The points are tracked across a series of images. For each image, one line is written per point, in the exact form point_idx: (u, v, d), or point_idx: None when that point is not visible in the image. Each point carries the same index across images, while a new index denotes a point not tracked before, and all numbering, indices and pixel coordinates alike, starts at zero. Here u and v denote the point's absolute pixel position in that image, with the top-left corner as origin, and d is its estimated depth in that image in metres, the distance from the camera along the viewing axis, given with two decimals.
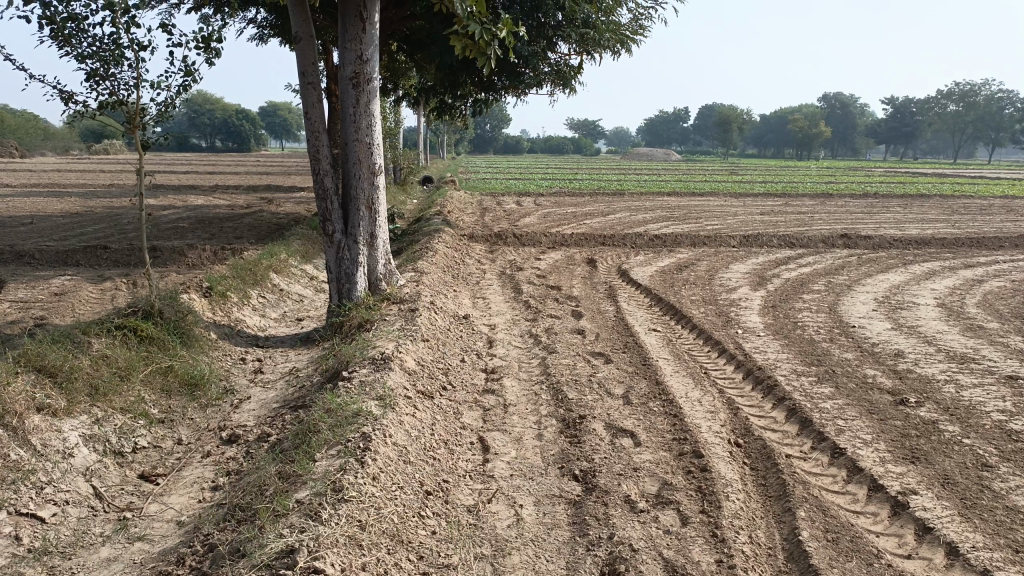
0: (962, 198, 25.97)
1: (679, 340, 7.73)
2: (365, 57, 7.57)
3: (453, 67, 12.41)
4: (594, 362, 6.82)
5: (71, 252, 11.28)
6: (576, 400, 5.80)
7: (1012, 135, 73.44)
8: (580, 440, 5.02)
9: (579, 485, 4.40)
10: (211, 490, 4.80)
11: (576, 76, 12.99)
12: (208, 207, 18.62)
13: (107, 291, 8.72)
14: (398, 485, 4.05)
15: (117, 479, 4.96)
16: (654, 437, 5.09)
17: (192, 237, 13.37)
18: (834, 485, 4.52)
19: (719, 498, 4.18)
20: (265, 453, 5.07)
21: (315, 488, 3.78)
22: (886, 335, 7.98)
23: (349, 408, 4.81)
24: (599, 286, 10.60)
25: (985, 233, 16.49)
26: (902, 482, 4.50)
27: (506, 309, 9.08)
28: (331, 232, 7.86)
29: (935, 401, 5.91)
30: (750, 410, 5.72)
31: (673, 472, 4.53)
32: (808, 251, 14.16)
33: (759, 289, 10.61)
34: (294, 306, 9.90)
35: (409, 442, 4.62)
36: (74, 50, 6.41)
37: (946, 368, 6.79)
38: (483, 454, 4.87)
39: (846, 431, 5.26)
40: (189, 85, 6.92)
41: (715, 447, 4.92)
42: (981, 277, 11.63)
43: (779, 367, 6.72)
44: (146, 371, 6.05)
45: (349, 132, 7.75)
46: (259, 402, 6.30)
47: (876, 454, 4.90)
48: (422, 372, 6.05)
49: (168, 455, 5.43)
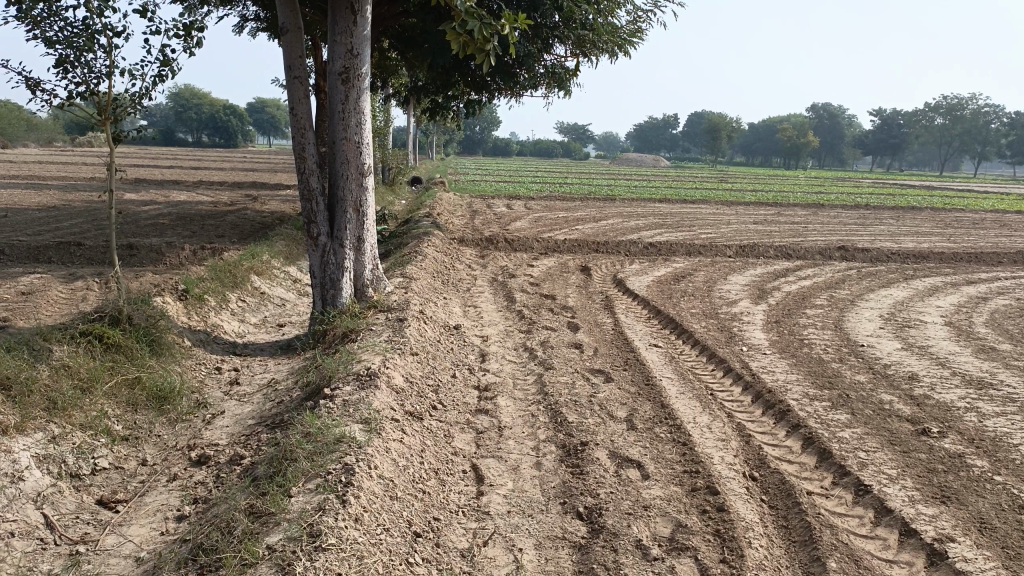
0: (954, 211, 25.71)
1: (681, 356, 7.35)
2: (355, 51, 7.12)
3: (447, 67, 12.00)
4: (594, 381, 6.40)
5: (43, 247, 10.76)
6: (577, 424, 5.38)
7: (998, 150, 73.59)
8: (583, 471, 4.60)
9: (584, 525, 3.98)
10: (176, 520, 4.35)
11: (571, 79, 12.58)
12: (190, 203, 18.08)
13: (77, 292, 8.23)
14: (384, 527, 3.62)
15: (72, 506, 4.49)
16: (663, 468, 4.68)
17: (172, 235, 12.88)
18: (862, 528, 4.13)
19: (740, 546, 3.78)
20: (237, 478, 4.62)
21: (289, 533, 3.35)
22: (897, 356, 7.60)
23: (331, 433, 4.36)
24: (595, 296, 10.18)
25: (981, 248, 16.21)
26: (936, 527, 4.10)
27: (499, 319, 8.67)
28: (316, 235, 7.40)
29: (959, 431, 5.53)
30: (763, 438, 5.33)
31: (687, 512, 4.13)
32: (806, 263, 13.85)
33: (760, 302, 10.23)
34: (275, 311, 9.43)
35: (397, 473, 4.19)
36: (44, 35, 5.94)
37: (964, 394, 6.42)
38: (477, 486, 4.44)
39: (869, 465, 4.87)
40: (166, 76, 6.50)
41: (730, 482, 4.52)
42: (985, 294, 11.32)
43: (790, 390, 6.32)
44: (111, 383, 5.58)
45: (337, 131, 7.31)
46: (233, 418, 5.84)
47: (904, 493, 4.50)
48: (410, 390, 5.61)
49: (131, 478, 4.97)
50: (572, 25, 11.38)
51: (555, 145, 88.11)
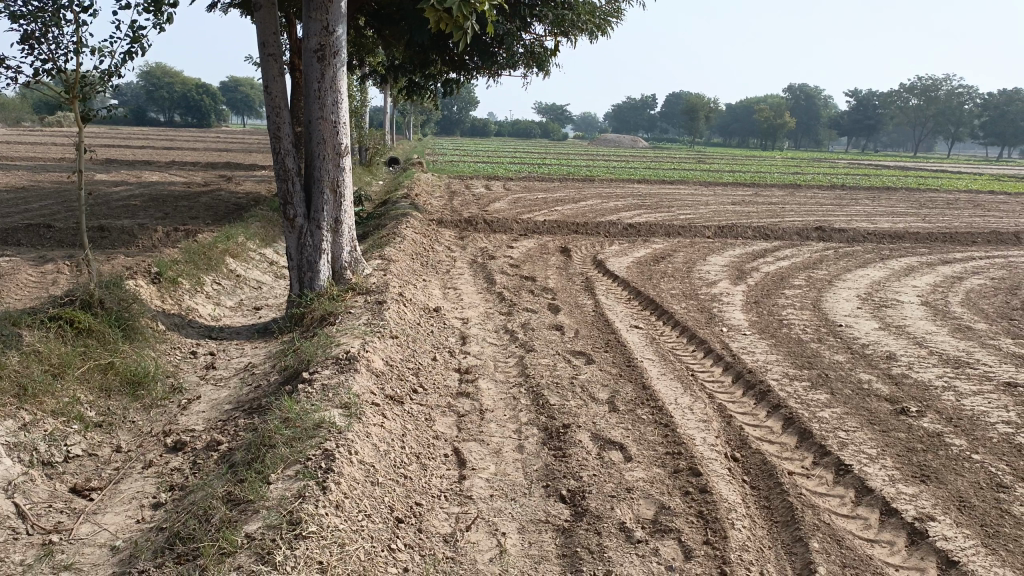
0: (929, 192, 25.92)
1: (662, 338, 7.35)
2: (331, 28, 6.95)
3: (424, 45, 11.86)
4: (576, 363, 6.37)
5: (10, 229, 10.51)
6: (559, 406, 5.35)
7: (971, 131, 74.29)
8: (565, 454, 4.57)
9: (567, 508, 3.96)
10: (152, 508, 4.27)
11: (550, 59, 12.49)
12: (163, 184, 17.78)
13: (47, 275, 8.06)
14: (365, 513, 3.57)
15: (45, 494, 4.39)
16: (646, 450, 4.67)
17: (145, 217, 12.66)
18: (843, 508, 4.15)
19: (723, 528, 3.78)
20: (214, 465, 4.54)
21: (268, 521, 3.28)
22: (875, 336, 7.65)
23: (310, 418, 4.29)
24: (575, 277, 10.15)
25: (956, 228, 16.36)
26: (917, 506, 4.12)
27: (479, 301, 8.61)
28: (292, 216, 7.29)
29: (937, 410, 5.58)
30: (744, 418, 5.34)
31: (670, 494, 4.12)
32: (784, 243, 13.90)
33: (739, 283, 10.25)
34: (251, 293, 9.30)
35: (378, 458, 4.14)
36: (7, 9, 5.75)
37: (941, 373, 6.49)
38: (459, 470, 4.41)
39: (849, 445, 4.89)
40: (136, 53, 6.33)
41: (713, 463, 4.51)
42: (960, 274, 11.42)
43: (770, 370, 6.33)
44: (83, 368, 5.46)
45: (313, 109, 7.16)
46: (210, 403, 5.75)
47: (885, 473, 4.52)
48: (390, 374, 5.55)
49: (105, 465, 4.87)
50: (551, 4, 11.28)
51: (533, 125, 87.65)
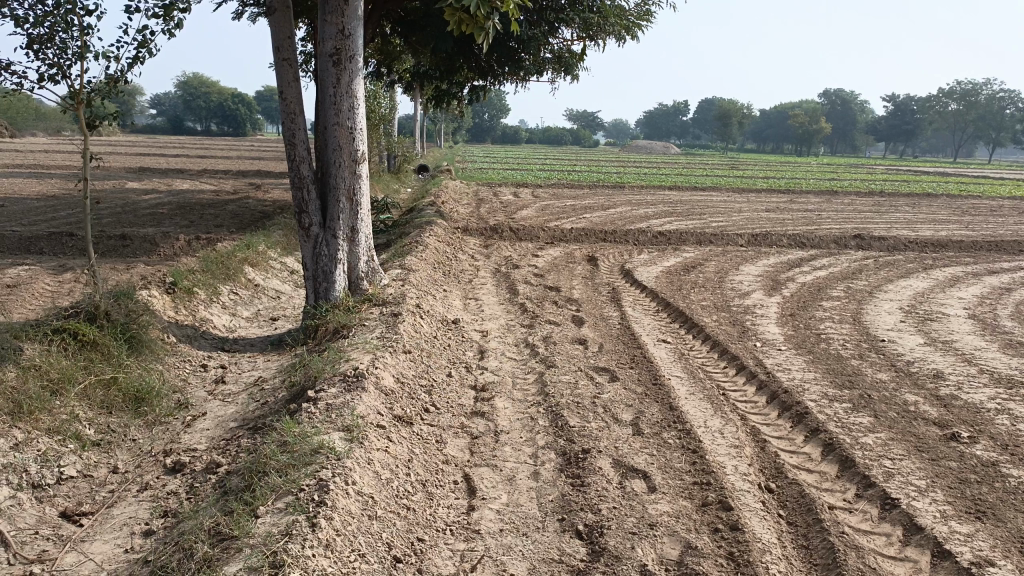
0: (970, 198, 25.16)
1: (691, 353, 6.97)
2: (347, 31, 6.72)
3: (450, 51, 11.65)
4: (599, 380, 6.02)
5: (34, 238, 10.43)
6: (579, 429, 5.00)
7: (1013, 135, 72.47)
8: (583, 483, 4.23)
9: (583, 546, 3.63)
10: (143, 537, 4.01)
11: (579, 63, 12.19)
12: (193, 192, 17.77)
13: (64, 284, 7.94)
14: (359, 553, 3.27)
15: (32, 520, 4.16)
16: (671, 479, 4.31)
17: (169, 225, 12.57)
18: (889, 548, 3.76)
19: (756, 572, 3.41)
20: (210, 490, 4.29)
21: (249, 562, 3.01)
22: (920, 352, 7.19)
23: (308, 442, 4.01)
24: (602, 288, 9.78)
25: (1001, 236, 15.66)
26: (973, 548, 3.71)
27: (500, 312, 8.30)
28: (307, 225, 7.05)
29: (990, 436, 5.13)
30: (779, 443, 4.95)
31: (697, 531, 3.76)
32: (821, 252, 13.39)
33: (774, 294, 9.82)
34: (269, 304, 9.08)
35: (378, 488, 3.84)
36: (13, 13, 5.59)
37: (994, 395, 6.00)
38: (468, 499, 4.10)
39: (895, 475, 4.47)
40: (143, 58, 6.15)
41: (745, 496, 4.14)
42: (1008, 285, 10.84)
43: (808, 390, 5.91)
44: (84, 384, 5.25)
45: (330, 115, 6.93)
46: (215, 420, 5.50)
47: (935, 508, 4.10)
48: (401, 392, 5.26)
49: (100, 487, 4.64)
50: (579, 8, 10.99)
51: (564, 131, 87.40)
